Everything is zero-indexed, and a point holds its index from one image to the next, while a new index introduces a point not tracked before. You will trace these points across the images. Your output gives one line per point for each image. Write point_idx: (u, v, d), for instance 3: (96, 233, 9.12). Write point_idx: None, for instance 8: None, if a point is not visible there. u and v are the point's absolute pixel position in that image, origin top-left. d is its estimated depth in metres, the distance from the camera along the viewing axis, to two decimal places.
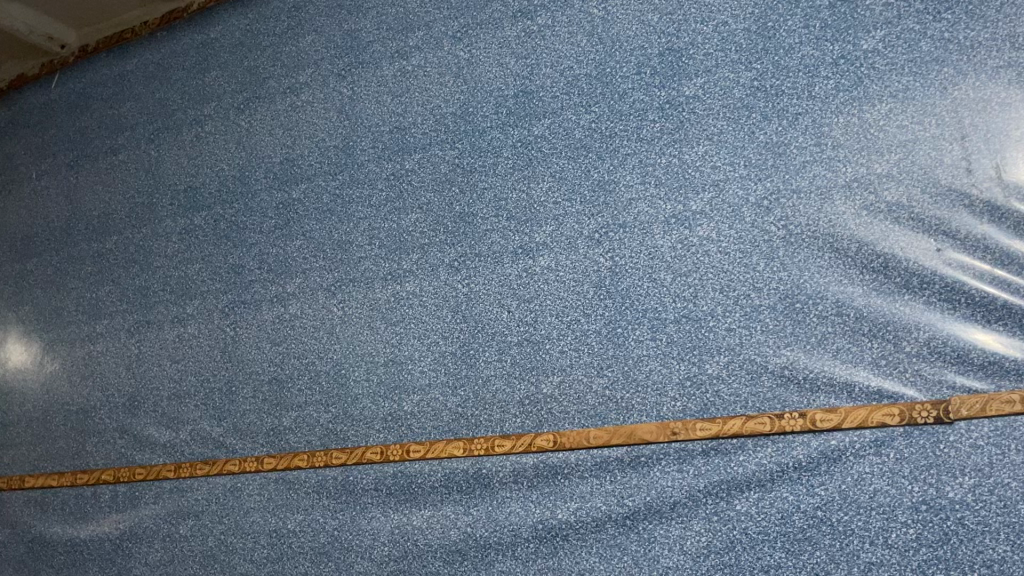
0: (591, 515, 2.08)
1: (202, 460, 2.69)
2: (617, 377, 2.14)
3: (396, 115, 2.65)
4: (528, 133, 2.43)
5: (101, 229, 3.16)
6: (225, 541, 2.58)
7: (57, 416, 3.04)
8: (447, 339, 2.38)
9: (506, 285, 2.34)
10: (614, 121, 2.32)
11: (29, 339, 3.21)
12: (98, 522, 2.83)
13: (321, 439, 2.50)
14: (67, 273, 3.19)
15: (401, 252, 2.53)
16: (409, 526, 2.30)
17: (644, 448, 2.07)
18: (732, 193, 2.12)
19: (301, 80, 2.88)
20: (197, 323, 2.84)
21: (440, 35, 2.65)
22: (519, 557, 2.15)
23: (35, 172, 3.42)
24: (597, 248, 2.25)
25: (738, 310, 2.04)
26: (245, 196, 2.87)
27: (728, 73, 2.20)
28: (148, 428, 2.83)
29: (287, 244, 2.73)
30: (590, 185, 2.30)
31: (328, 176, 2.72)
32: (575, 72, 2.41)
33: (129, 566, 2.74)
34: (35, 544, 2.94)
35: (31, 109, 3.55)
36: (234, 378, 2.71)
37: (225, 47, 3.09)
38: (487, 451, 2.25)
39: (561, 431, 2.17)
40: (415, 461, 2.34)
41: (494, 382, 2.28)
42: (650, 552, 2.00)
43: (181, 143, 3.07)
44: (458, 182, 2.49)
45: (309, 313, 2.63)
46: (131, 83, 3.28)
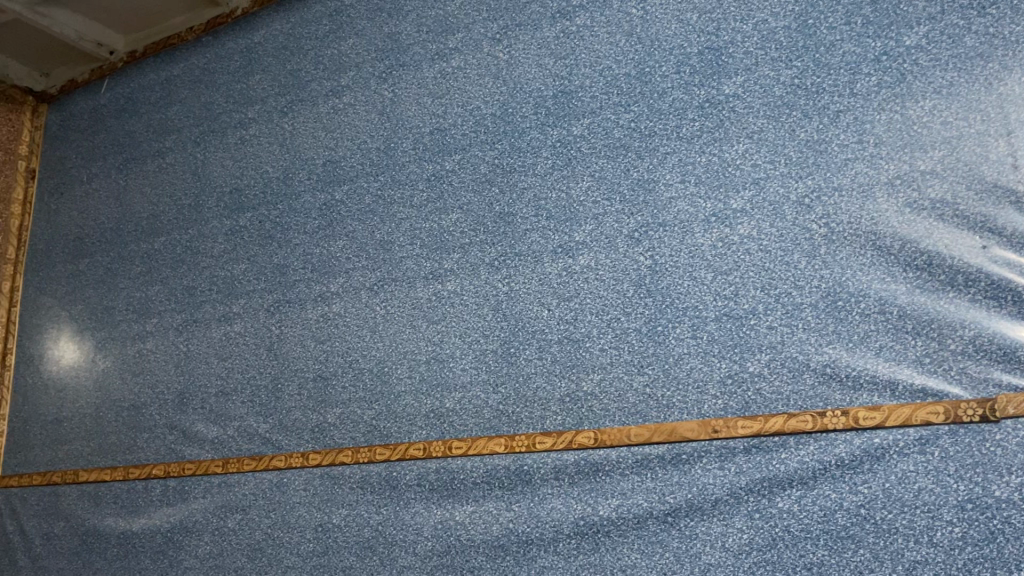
0: (633, 511, 2.09)
1: (249, 456, 2.73)
2: (657, 375, 2.15)
3: (436, 116, 2.69)
4: (567, 132, 2.45)
5: (150, 229, 3.24)
6: (273, 535, 2.60)
7: (109, 413, 3.10)
8: (487, 338, 2.41)
9: (546, 284, 2.36)
10: (653, 120, 2.33)
11: (82, 337, 3.28)
12: (149, 515, 2.87)
13: (365, 435, 2.54)
14: (118, 273, 3.27)
15: (442, 252, 2.56)
16: (452, 522, 2.32)
17: (686, 445, 2.07)
18: (773, 191, 2.12)
19: (342, 84, 2.93)
20: (244, 321, 2.89)
21: (480, 37, 2.68)
22: (562, 552, 2.15)
23: (86, 174, 3.51)
24: (637, 247, 2.26)
25: (780, 308, 2.04)
26: (289, 197, 2.92)
27: (769, 72, 2.20)
28: (197, 425, 2.88)
29: (329, 244, 2.78)
30: (630, 183, 2.32)
31: (370, 178, 2.77)
32: (614, 71, 2.42)
33: (179, 558, 2.77)
34: (89, 537, 2.98)
35: (81, 115, 3.62)
36: (279, 376, 2.76)
37: (268, 51, 3.14)
38: (528, 447, 2.26)
39: (602, 428, 2.18)
40: (457, 457, 2.36)
41: (536, 380, 2.31)
42: (691, 549, 2.00)
43: (226, 146, 3.14)
44: (498, 182, 2.52)
45: (353, 311, 2.67)
46: (177, 87, 3.35)
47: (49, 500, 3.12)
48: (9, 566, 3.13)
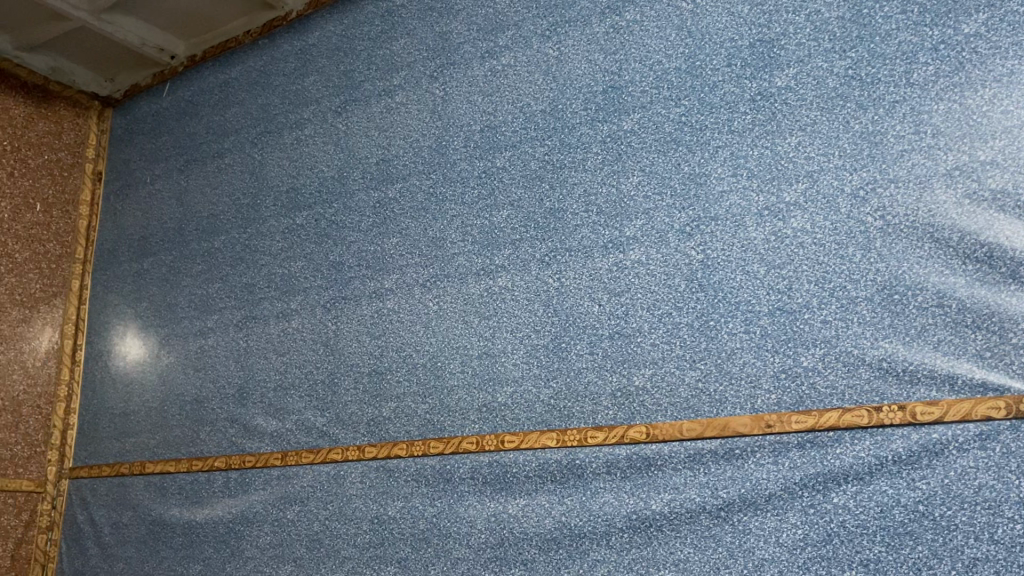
0: (686, 506, 2.09)
1: (307, 449, 2.80)
2: (710, 369, 2.14)
3: (487, 114, 2.72)
4: (617, 127, 2.45)
5: (210, 228, 3.33)
6: (330, 526, 2.67)
7: (173, 407, 3.20)
8: (538, 333, 2.44)
9: (597, 278, 2.37)
10: (704, 114, 2.32)
11: (146, 333, 3.39)
12: (212, 505, 2.96)
13: (419, 429, 2.58)
14: (180, 272, 3.37)
15: (493, 248, 2.59)
16: (505, 514, 2.35)
17: (739, 440, 2.06)
18: (827, 183, 2.10)
19: (395, 83, 2.97)
20: (301, 317, 2.96)
21: (530, 34, 2.69)
22: (614, 546, 2.17)
23: (149, 176, 3.63)
24: (688, 241, 2.26)
25: (834, 302, 2.02)
26: (344, 196, 2.98)
27: (822, 63, 2.17)
28: (257, 418, 2.96)
29: (383, 242, 2.83)
30: (681, 178, 2.31)
31: (422, 176, 2.81)
32: (664, 66, 2.42)
33: (241, 547, 2.85)
34: (155, 526, 3.09)
35: (144, 118, 3.74)
36: (335, 371, 2.82)
37: (322, 52, 3.21)
38: (580, 442, 2.28)
39: (654, 423, 2.19)
40: (510, 451, 2.39)
41: (587, 375, 2.32)
42: (745, 544, 1.99)
43: (282, 146, 3.21)
44: (548, 178, 2.54)
45: (407, 308, 2.72)
46: (235, 90, 3.44)
47: (118, 490, 3.24)
48: (80, 553, 3.25)
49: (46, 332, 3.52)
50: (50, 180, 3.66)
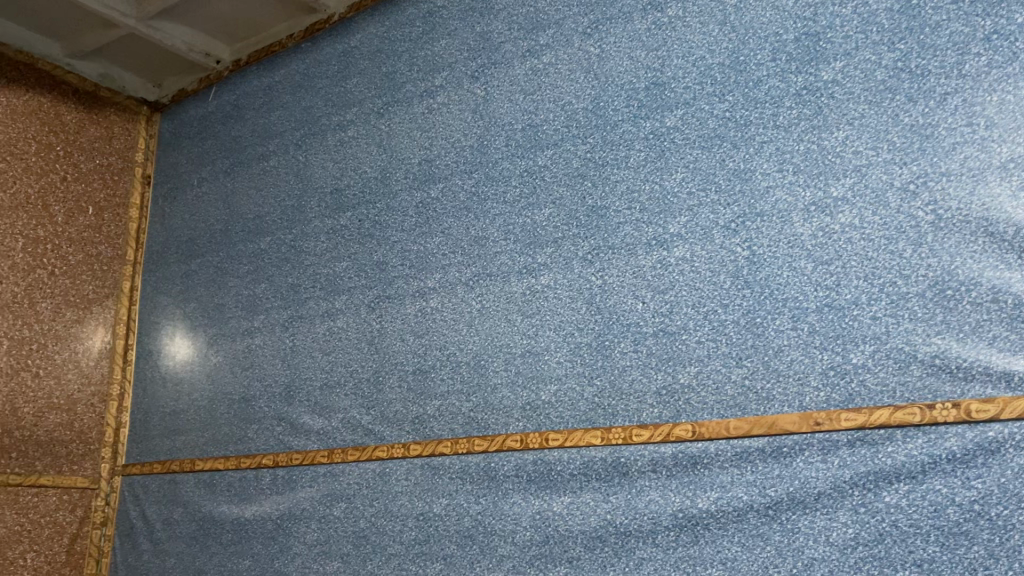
0: (733, 505, 2.08)
1: (353, 447, 2.83)
2: (756, 367, 2.13)
3: (529, 112, 2.72)
4: (660, 124, 2.44)
5: (256, 230, 3.39)
6: (376, 523, 2.69)
7: (221, 405, 3.26)
8: (582, 331, 2.43)
9: (640, 276, 2.37)
10: (749, 109, 2.29)
11: (195, 333, 3.45)
12: (260, 502, 3.01)
13: (464, 427, 2.60)
14: (226, 272, 3.43)
15: (535, 246, 2.59)
16: (550, 512, 2.36)
17: (787, 438, 2.04)
18: (876, 178, 2.07)
19: (436, 84, 2.99)
20: (346, 316, 2.99)
21: (571, 32, 2.69)
22: (660, 544, 2.16)
23: (196, 179, 3.69)
24: (734, 238, 2.24)
25: (884, 298, 1.99)
26: (387, 196, 3.01)
27: (870, 56, 2.14)
28: (303, 416, 3.00)
29: (426, 242, 2.85)
30: (725, 174, 2.29)
31: (464, 176, 2.82)
32: (707, 61, 2.40)
33: (288, 544, 2.89)
34: (205, 522, 3.15)
35: (191, 122, 3.81)
36: (380, 369, 2.85)
37: (364, 54, 3.24)
38: (625, 440, 2.27)
39: (700, 421, 2.17)
40: (554, 449, 2.39)
41: (631, 373, 2.32)
42: (794, 543, 1.97)
43: (326, 148, 3.25)
44: (591, 176, 2.54)
45: (450, 306, 2.73)
46: (279, 93, 3.49)
47: (169, 487, 3.31)
48: (133, 549, 3.33)
49: (99, 333, 3.60)
50: (101, 184, 3.74)
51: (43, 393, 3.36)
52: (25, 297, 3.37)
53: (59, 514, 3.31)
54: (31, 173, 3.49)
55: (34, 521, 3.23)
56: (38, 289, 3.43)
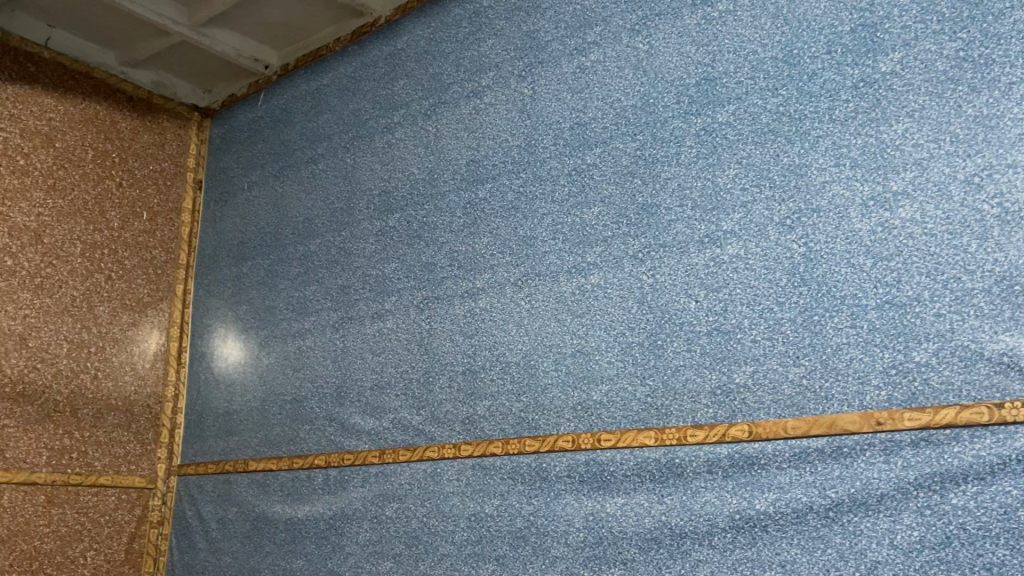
0: (792, 506, 2.04)
1: (404, 447, 2.84)
2: (814, 366, 2.09)
3: (577, 111, 2.71)
4: (712, 120, 2.41)
5: (306, 232, 3.42)
6: (428, 524, 2.70)
7: (273, 406, 3.30)
8: (634, 330, 2.41)
9: (693, 275, 2.34)
10: (803, 103, 2.25)
11: (247, 335, 3.50)
12: (313, 502, 3.04)
13: (514, 427, 2.59)
14: (277, 275, 3.47)
15: (585, 245, 2.58)
16: (603, 513, 2.34)
17: (848, 438, 2.00)
18: (937, 171, 2.01)
19: (483, 84, 2.99)
20: (395, 317, 3.01)
21: (619, 29, 2.67)
22: (717, 546, 2.13)
23: (246, 183, 3.74)
24: (789, 234, 2.20)
25: (948, 294, 1.94)
26: (435, 197, 3.02)
27: (930, 46, 2.09)
28: (354, 417, 3.02)
29: (475, 242, 2.86)
30: (780, 169, 2.25)
31: (512, 176, 2.82)
32: (759, 55, 2.36)
33: (341, 543, 2.92)
34: (259, 522, 3.19)
35: (240, 127, 3.87)
36: (430, 370, 2.85)
37: (411, 56, 3.25)
38: (679, 440, 2.25)
39: (757, 421, 2.14)
40: (606, 449, 2.38)
41: (685, 372, 2.29)
42: (856, 545, 1.93)
43: (374, 150, 3.27)
44: (640, 174, 2.51)
45: (499, 307, 2.73)
46: (326, 97, 3.52)
47: (223, 487, 3.36)
48: (189, 547, 3.39)
49: (154, 335, 3.67)
50: (155, 189, 3.81)
51: (101, 395, 3.43)
52: (83, 301, 3.45)
53: (117, 513, 3.38)
54: (88, 179, 3.57)
55: (94, 520, 3.30)
56: (96, 293, 3.50)
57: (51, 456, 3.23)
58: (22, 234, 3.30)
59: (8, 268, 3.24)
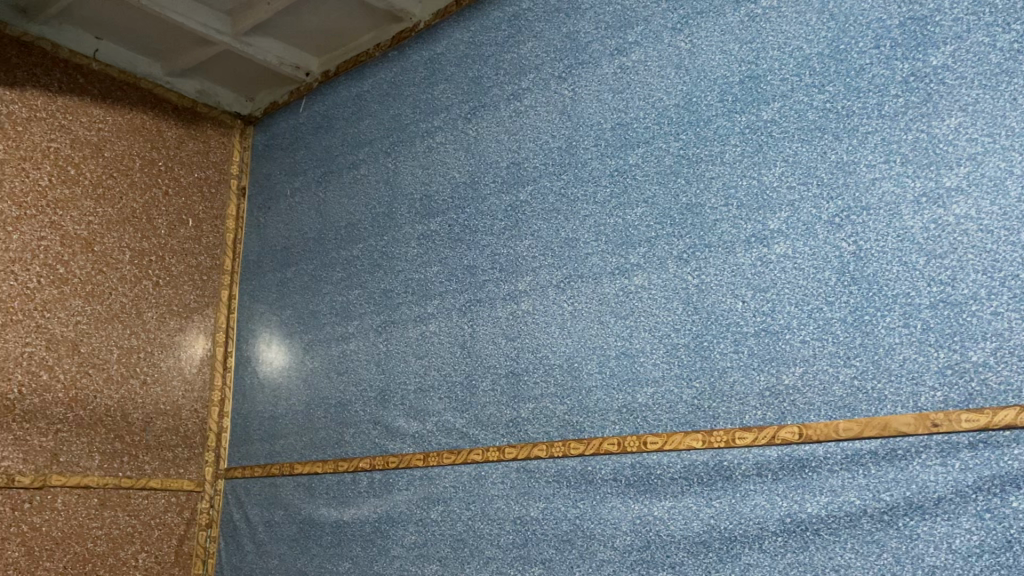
0: (845, 510, 2.00)
1: (448, 450, 2.84)
2: (866, 367, 2.05)
3: (618, 111, 2.69)
4: (756, 118, 2.37)
5: (348, 237, 3.45)
6: (473, 526, 2.70)
7: (318, 410, 3.33)
8: (679, 331, 2.39)
9: (739, 275, 2.31)
10: (851, 99, 2.21)
11: (291, 339, 3.54)
12: (358, 505, 3.06)
13: (559, 430, 2.58)
14: (320, 279, 3.50)
15: (628, 246, 2.56)
16: (650, 517, 2.32)
17: (903, 440, 1.96)
18: (992, 166, 1.97)
19: (523, 86, 2.99)
20: (438, 321, 3.02)
21: (660, 28, 2.65)
22: (767, 550, 2.10)
23: (289, 189, 3.78)
24: (838, 233, 2.16)
25: (1006, 292, 1.89)
26: (476, 200, 3.02)
27: (983, 38, 2.04)
28: (398, 420, 3.04)
29: (516, 244, 2.85)
30: (827, 166, 2.21)
31: (554, 178, 2.81)
32: (804, 51, 2.32)
33: (387, 546, 2.93)
34: (305, 525, 3.21)
35: (282, 133, 3.91)
36: (473, 373, 2.86)
37: (451, 60, 3.26)
38: (727, 442, 2.22)
39: (807, 423, 2.10)
40: (653, 452, 2.36)
41: (732, 374, 2.26)
42: (912, 550, 1.89)
43: (415, 155, 3.28)
44: (683, 173, 2.49)
45: (542, 309, 2.72)
46: (367, 102, 3.54)
47: (270, 490, 3.40)
48: (237, 550, 3.43)
49: (200, 340, 3.72)
50: (200, 196, 3.87)
51: (150, 400, 3.49)
52: (133, 307, 3.51)
53: (167, 515, 3.43)
54: (136, 188, 3.64)
55: (145, 523, 3.35)
56: (144, 299, 3.56)
57: (103, 460, 3.29)
58: (73, 242, 3.37)
59: (60, 276, 3.31)
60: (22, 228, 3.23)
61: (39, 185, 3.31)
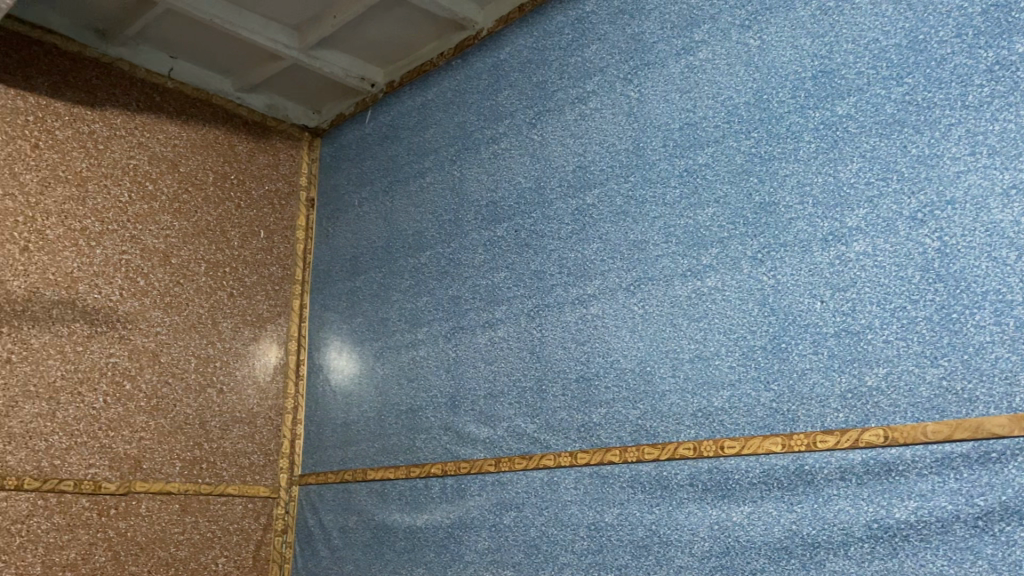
0: (936, 515, 1.93)
1: (520, 455, 2.84)
2: (954, 367, 1.98)
3: (686, 111, 2.66)
4: (831, 113, 2.32)
5: (416, 245, 3.48)
6: (547, 532, 2.69)
7: (389, 417, 3.36)
8: (755, 333, 2.34)
9: (817, 273, 2.25)
10: (932, 90, 2.14)
11: (361, 347, 3.58)
12: (431, 511, 3.07)
13: (632, 435, 2.55)
14: (389, 287, 3.54)
15: (700, 247, 2.52)
16: (729, 522, 2.27)
17: (997, 442, 1.88)
18: None
19: (588, 90, 2.98)
20: (506, 326, 3.02)
21: (728, 26, 2.62)
22: (853, 557, 2.04)
23: (357, 199, 3.84)
24: (921, 229, 2.09)
25: None
26: (542, 205, 3.02)
27: None
28: (469, 425, 3.04)
29: (584, 248, 2.84)
30: (908, 161, 2.15)
31: (621, 180, 2.79)
32: (881, 43, 2.26)
33: (460, 552, 2.93)
34: (379, 531, 3.24)
35: (349, 144, 3.97)
36: (543, 378, 2.85)
37: (514, 66, 3.27)
38: (808, 446, 2.16)
39: (892, 425, 2.04)
40: (730, 457, 2.31)
41: (812, 376, 2.21)
42: (1010, 557, 1.81)
43: (480, 161, 3.30)
44: (756, 172, 2.45)
45: (611, 313, 2.70)
46: (432, 111, 3.57)
47: (344, 496, 3.44)
48: (312, 555, 3.48)
49: (273, 349, 3.79)
50: (271, 208, 3.95)
51: (227, 408, 3.57)
52: (209, 317, 3.60)
53: (244, 521, 3.50)
54: (210, 202, 3.73)
55: (224, 528, 3.43)
56: (220, 309, 3.65)
57: (184, 467, 3.37)
58: (151, 255, 3.47)
59: (140, 288, 3.41)
60: (105, 243, 3.35)
61: (119, 200, 3.43)
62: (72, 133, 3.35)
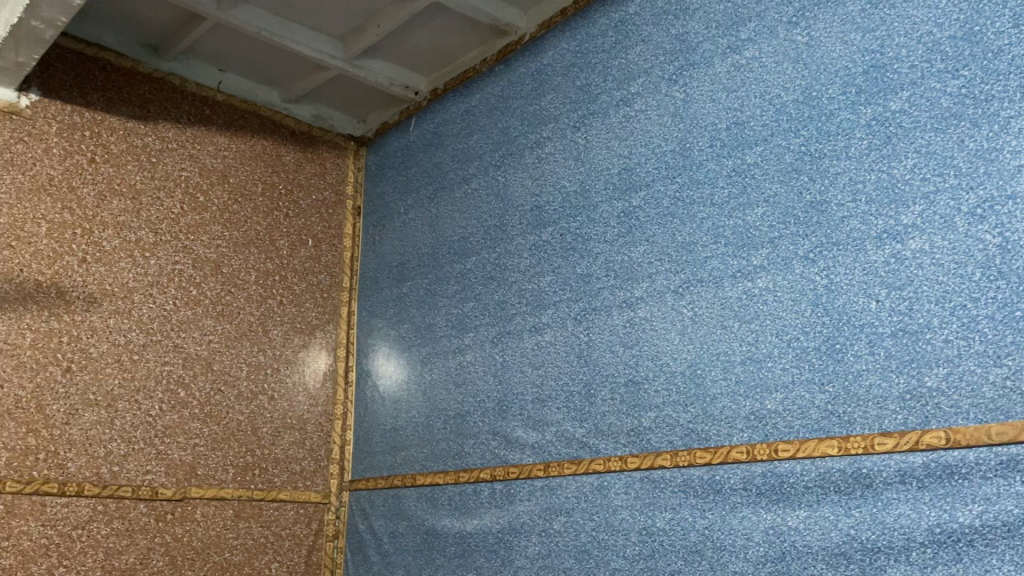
0: (1002, 519, 1.87)
1: (569, 460, 2.83)
2: (1019, 366, 1.92)
3: (732, 110, 2.63)
4: (884, 108, 2.27)
5: (461, 250, 3.49)
6: (597, 537, 2.67)
7: (438, 422, 3.37)
8: (808, 334, 2.30)
9: (872, 273, 2.20)
10: (989, 82, 2.09)
11: (409, 353, 3.60)
12: (481, 516, 3.07)
13: (683, 439, 2.53)
14: (435, 293, 3.55)
15: (750, 248, 2.49)
16: (785, 527, 2.23)
17: None
18: None
19: (632, 92, 2.96)
20: (553, 330, 3.01)
21: (775, 23, 2.58)
22: (915, 562, 1.98)
23: (402, 206, 3.86)
24: (981, 224, 2.04)
25: None
26: (588, 209, 3.01)
27: None
28: (517, 430, 3.04)
29: (631, 251, 2.82)
30: (965, 156, 2.10)
31: (668, 181, 2.77)
32: (935, 36, 2.21)
33: (511, 557, 2.93)
34: (429, 536, 3.25)
35: (394, 152, 4.00)
36: (591, 382, 2.83)
37: (558, 71, 3.26)
38: (866, 449, 2.12)
39: (954, 427, 1.98)
40: (784, 460, 2.27)
41: (868, 377, 2.16)
42: None
43: (524, 166, 3.30)
44: (806, 170, 2.40)
45: (660, 316, 2.68)
46: (475, 117, 3.58)
47: (394, 501, 3.46)
48: (363, 560, 3.50)
49: (322, 356, 3.84)
50: (318, 217, 4.00)
51: (278, 414, 3.61)
52: (259, 325, 3.65)
53: (296, 527, 3.54)
54: (259, 212, 3.79)
55: (276, 534, 3.47)
56: (270, 317, 3.70)
57: (236, 473, 3.42)
58: (203, 265, 3.54)
59: (193, 298, 3.48)
60: (158, 254, 3.42)
61: (171, 212, 3.50)
62: (125, 147, 3.44)
